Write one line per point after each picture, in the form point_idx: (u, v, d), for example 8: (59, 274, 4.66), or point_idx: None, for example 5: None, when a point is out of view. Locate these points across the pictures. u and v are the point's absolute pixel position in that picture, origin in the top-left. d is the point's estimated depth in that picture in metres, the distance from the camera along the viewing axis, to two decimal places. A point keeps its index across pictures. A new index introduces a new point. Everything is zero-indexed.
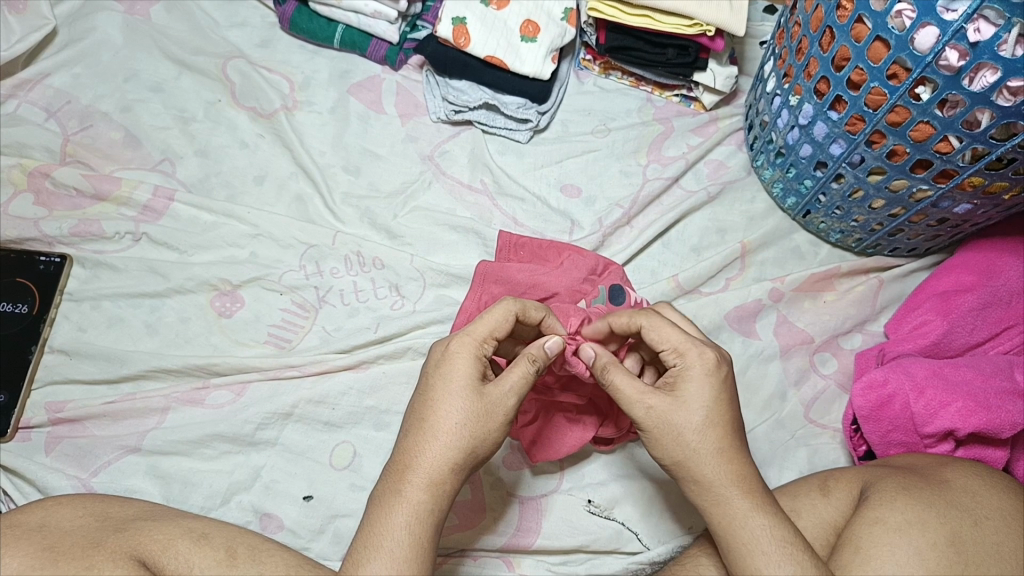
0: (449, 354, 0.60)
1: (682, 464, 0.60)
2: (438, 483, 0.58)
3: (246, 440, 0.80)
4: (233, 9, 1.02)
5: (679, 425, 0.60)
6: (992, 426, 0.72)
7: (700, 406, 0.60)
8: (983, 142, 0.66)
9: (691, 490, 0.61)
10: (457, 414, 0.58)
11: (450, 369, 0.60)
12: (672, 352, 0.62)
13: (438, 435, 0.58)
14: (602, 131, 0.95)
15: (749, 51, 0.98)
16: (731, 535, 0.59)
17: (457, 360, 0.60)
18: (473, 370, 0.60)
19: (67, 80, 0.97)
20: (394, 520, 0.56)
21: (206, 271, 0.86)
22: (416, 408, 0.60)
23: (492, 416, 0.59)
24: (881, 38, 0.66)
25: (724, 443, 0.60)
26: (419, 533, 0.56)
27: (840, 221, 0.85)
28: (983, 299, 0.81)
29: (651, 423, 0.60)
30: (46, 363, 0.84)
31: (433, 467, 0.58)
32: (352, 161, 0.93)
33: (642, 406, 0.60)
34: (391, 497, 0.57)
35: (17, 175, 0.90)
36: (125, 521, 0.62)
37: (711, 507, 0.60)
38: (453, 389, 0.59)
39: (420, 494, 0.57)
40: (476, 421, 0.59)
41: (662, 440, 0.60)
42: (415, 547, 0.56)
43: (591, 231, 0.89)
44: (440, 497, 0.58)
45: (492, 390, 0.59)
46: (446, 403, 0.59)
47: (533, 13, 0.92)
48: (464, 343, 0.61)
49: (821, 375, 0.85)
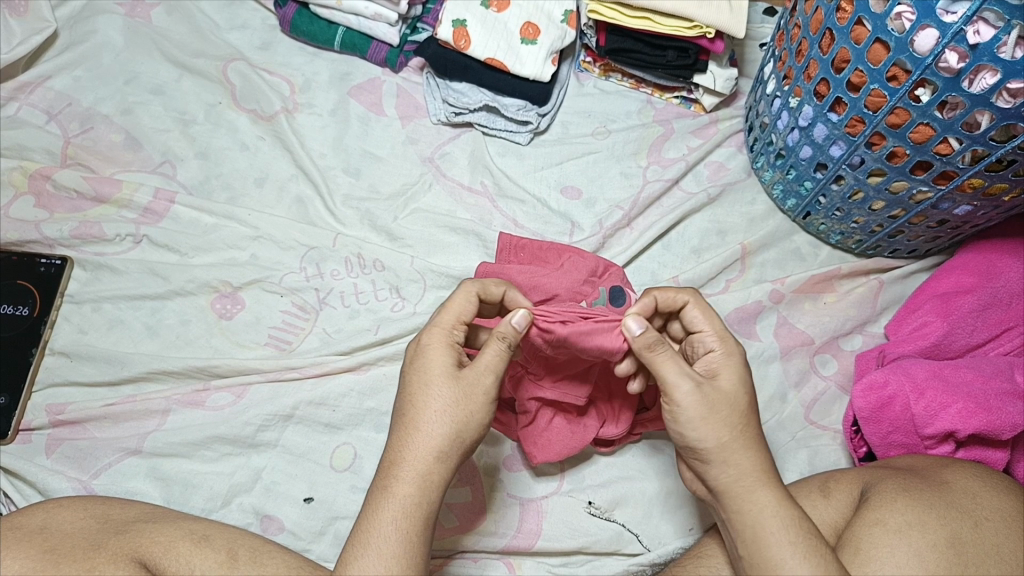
0: (422, 347, 0.61)
1: (724, 448, 0.59)
2: (423, 474, 0.57)
3: (246, 442, 0.80)
4: (233, 11, 1.03)
5: (725, 408, 0.60)
6: (992, 427, 0.72)
7: (743, 393, 0.61)
8: (983, 143, 0.66)
9: (725, 475, 0.59)
10: (436, 403, 0.58)
11: (425, 361, 0.60)
12: (711, 337, 0.64)
13: (417, 427, 0.58)
14: (602, 132, 0.96)
15: (748, 53, 0.98)
16: (762, 524, 0.58)
17: (430, 351, 0.61)
18: (448, 359, 0.60)
19: (68, 82, 0.97)
20: (382, 517, 0.57)
21: (207, 274, 0.86)
22: (399, 404, 0.61)
23: (473, 401, 0.59)
24: (881, 40, 0.66)
25: (758, 432, 0.61)
26: (407, 527, 0.56)
27: (840, 222, 0.85)
28: (983, 301, 0.81)
29: (699, 403, 0.59)
30: (46, 365, 0.84)
31: (415, 459, 0.58)
32: (352, 163, 0.93)
33: (691, 385, 0.60)
34: (379, 493, 0.58)
35: (17, 177, 0.90)
36: (126, 524, 0.62)
37: (743, 495, 0.59)
38: (430, 380, 0.59)
39: (406, 487, 0.57)
40: (454, 407, 0.58)
41: (711, 421, 0.59)
42: (403, 541, 0.56)
43: (592, 233, 0.89)
44: (427, 488, 0.58)
45: (468, 374, 0.59)
46: (424, 394, 0.59)
47: (534, 15, 0.92)
48: (436, 334, 0.61)
49: (822, 376, 0.85)
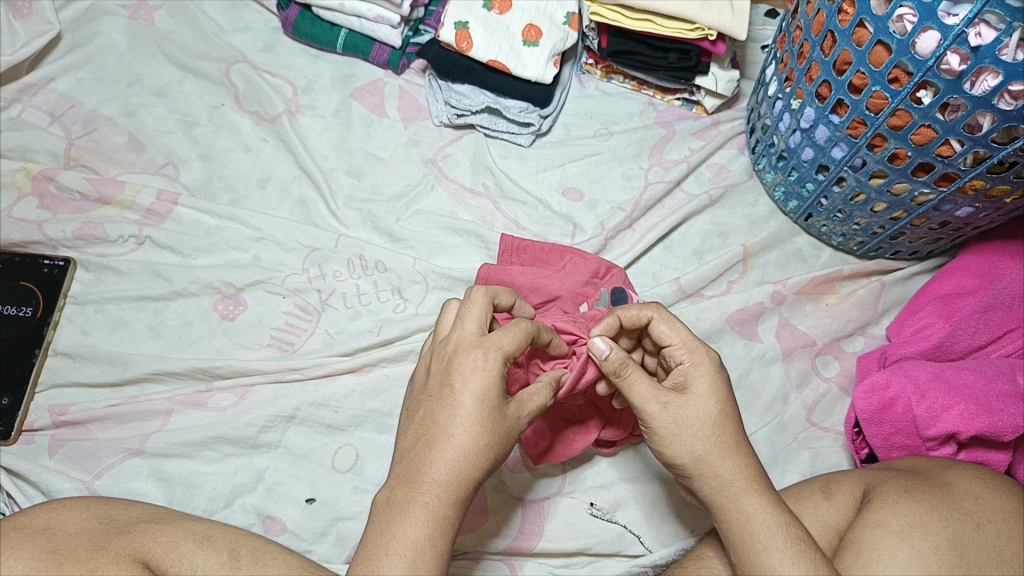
0: (474, 368, 0.58)
1: (700, 460, 0.60)
2: (463, 498, 0.57)
3: (249, 443, 0.80)
4: (236, 14, 1.03)
5: (697, 420, 0.60)
6: (993, 429, 0.72)
7: (715, 401, 0.61)
8: (984, 145, 0.66)
9: (707, 487, 0.60)
10: (487, 433, 0.57)
11: (479, 385, 0.57)
12: (680, 348, 0.64)
13: (466, 451, 0.56)
14: (604, 134, 0.96)
15: (749, 55, 0.98)
16: (749, 532, 0.58)
17: (484, 375, 0.57)
18: (500, 388, 0.58)
19: (71, 84, 0.97)
20: (416, 533, 0.55)
21: (209, 275, 0.87)
22: (439, 420, 0.57)
23: (511, 437, 0.58)
24: (882, 42, 0.67)
25: (738, 439, 0.61)
26: (440, 547, 0.55)
27: (841, 224, 0.85)
28: (984, 303, 0.81)
29: (669, 419, 0.60)
30: (49, 366, 0.84)
31: (463, 484, 0.56)
32: (354, 165, 0.94)
33: (658, 403, 0.61)
34: (414, 509, 0.55)
35: (21, 179, 0.91)
36: (128, 524, 0.62)
37: (728, 504, 0.59)
38: (483, 407, 0.57)
39: (447, 509, 0.56)
40: (502, 439, 0.58)
41: (681, 436, 0.60)
42: (433, 560, 0.55)
43: (593, 234, 0.89)
44: (460, 511, 0.57)
45: (515, 408, 0.59)
46: (473, 419, 0.57)
47: (535, 17, 0.92)
48: (493, 357, 0.58)
49: (823, 378, 0.85)
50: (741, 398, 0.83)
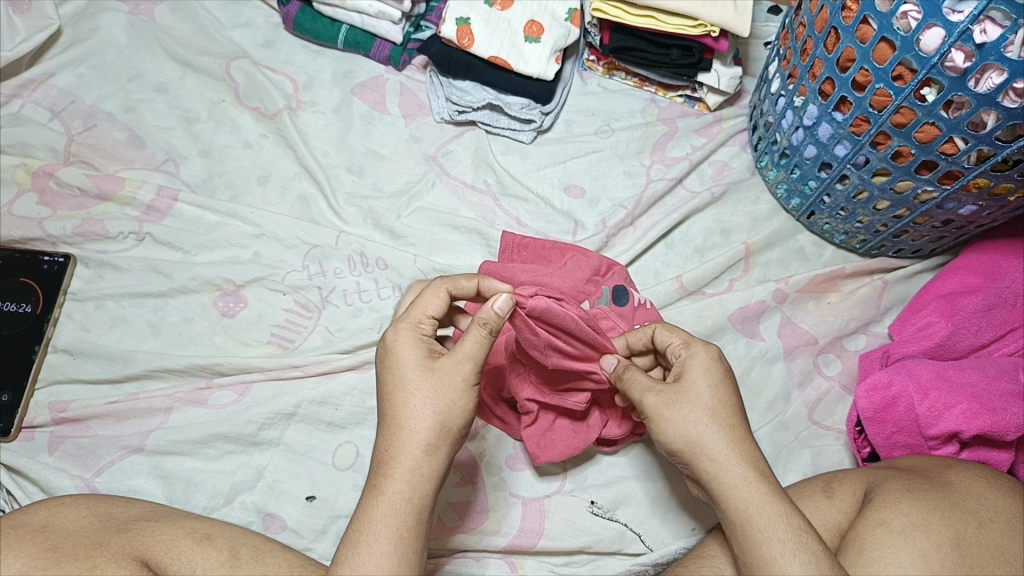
0: (393, 345, 0.60)
1: (693, 444, 0.60)
2: (410, 469, 0.56)
3: (249, 440, 0.80)
4: (237, 9, 1.02)
5: (690, 406, 0.61)
6: (996, 428, 0.72)
7: (708, 387, 0.61)
8: (988, 143, 0.66)
9: (706, 473, 0.60)
10: (415, 398, 0.57)
11: (397, 358, 0.59)
12: (679, 345, 0.65)
13: (402, 423, 0.57)
14: (606, 131, 0.95)
15: (753, 52, 0.98)
16: (750, 520, 0.58)
17: (402, 349, 0.59)
18: (419, 353, 0.59)
19: (71, 80, 0.97)
20: (374, 516, 0.55)
21: (209, 271, 0.86)
22: (381, 402, 0.60)
23: (451, 393, 0.58)
24: (886, 39, 0.66)
25: (734, 425, 0.60)
26: (397, 523, 0.55)
27: (844, 222, 0.85)
28: (987, 301, 0.80)
29: (660, 407, 0.61)
30: (49, 363, 0.84)
31: (401, 455, 0.57)
32: (355, 161, 0.93)
33: (652, 393, 0.62)
34: (370, 492, 0.56)
35: (21, 175, 0.90)
36: (128, 522, 0.62)
37: (726, 492, 0.59)
38: (405, 375, 0.58)
39: (394, 484, 0.56)
40: (434, 398, 0.57)
41: (670, 420, 0.61)
42: (397, 538, 0.55)
43: (594, 232, 0.89)
44: (416, 482, 0.56)
45: (444, 363, 0.58)
46: (400, 390, 0.58)
47: (537, 13, 0.92)
48: (404, 328, 0.60)
49: (825, 376, 0.85)
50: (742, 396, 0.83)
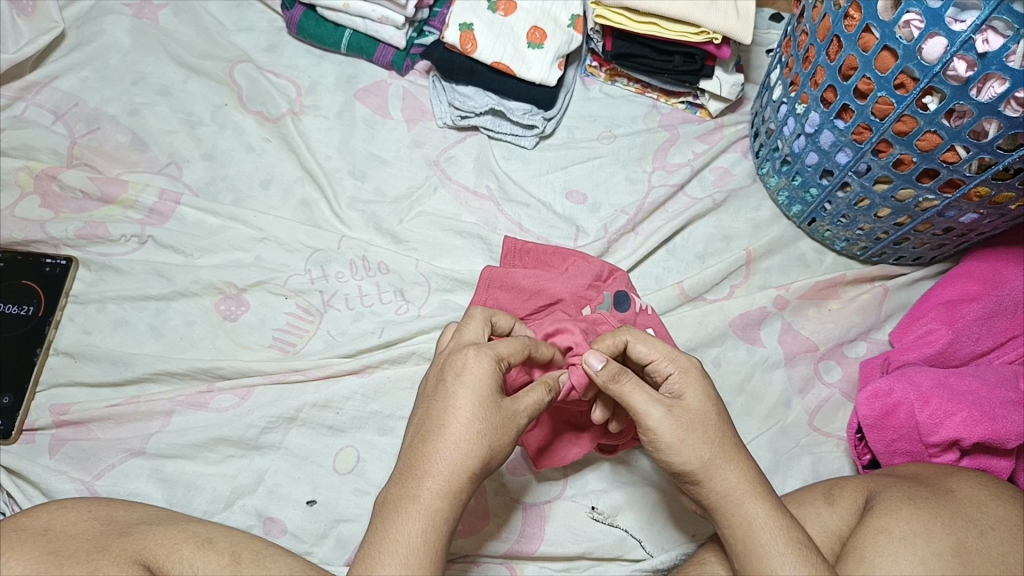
0: (469, 364, 0.59)
1: (709, 466, 0.59)
2: (454, 489, 0.56)
3: (250, 444, 0.80)
4: (241, 14, 1.03)
5: (700, 424, 0.60)
6: (997, 436, 0.72)
7: (710, 406, 0.61)
8: (990, 152, 0.66)
9: (713, 492, 0.60)
10: (479, 424, 0.57)
11: (471, 378, 0.58)
12: (663, 361, 0.63)
13: (457, 443, 0.56)
14: (608, 137, 0.96)
15: (754, 59, 0.98)
16: (753, 536, 0.58)
17: (480, 372, 0.58)
18: (494, 383, 0.59)
19: (74, 82, 0.97)
20: (408, 527, 0.55)
21: (212, 275, 0.86)
22: (433, 415, 0.58)
23: (508, 432, 0.58)
24: (888, 48, 0.67)
25: (736, 442, 0.61)
26: (431, 538, 0.55)
27: (845, 229, 0.85)
28: (988, 309, 0.80)
29: (674, 426, 0.60)
30: (51, 366, 0.84)
31: (451, 474, 0.56)
32: (358, 166, 0.94)
33: (662, 408, 0.60)
34: (407, 502, 0.55)
35: (23, 177, 0.90)
36: (130, 525, 0.62)
37: (732, 509, 0.59)
38: (473, 397, 0.57)
39: (436, 499, 0.55)
40: (494, 432, 0.57)
41: (688, 441, 0.59)
42: (428, 553, 0.54)
43: (596, 237, 0.89)
44: (455, 502, 0.56)
45: (511, 404, 0.59)
46: (464, 412, 0.57)
47: (540, 19, 0.92)
48: (486, 356, 0.59)
49: (825, 383, 0.85)
50: (743, 402, 0.83)
